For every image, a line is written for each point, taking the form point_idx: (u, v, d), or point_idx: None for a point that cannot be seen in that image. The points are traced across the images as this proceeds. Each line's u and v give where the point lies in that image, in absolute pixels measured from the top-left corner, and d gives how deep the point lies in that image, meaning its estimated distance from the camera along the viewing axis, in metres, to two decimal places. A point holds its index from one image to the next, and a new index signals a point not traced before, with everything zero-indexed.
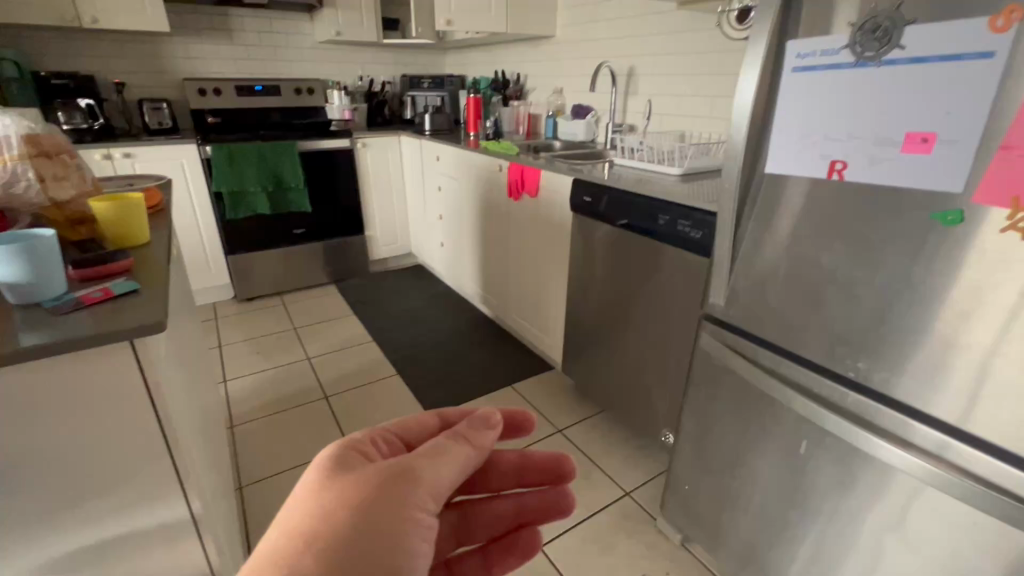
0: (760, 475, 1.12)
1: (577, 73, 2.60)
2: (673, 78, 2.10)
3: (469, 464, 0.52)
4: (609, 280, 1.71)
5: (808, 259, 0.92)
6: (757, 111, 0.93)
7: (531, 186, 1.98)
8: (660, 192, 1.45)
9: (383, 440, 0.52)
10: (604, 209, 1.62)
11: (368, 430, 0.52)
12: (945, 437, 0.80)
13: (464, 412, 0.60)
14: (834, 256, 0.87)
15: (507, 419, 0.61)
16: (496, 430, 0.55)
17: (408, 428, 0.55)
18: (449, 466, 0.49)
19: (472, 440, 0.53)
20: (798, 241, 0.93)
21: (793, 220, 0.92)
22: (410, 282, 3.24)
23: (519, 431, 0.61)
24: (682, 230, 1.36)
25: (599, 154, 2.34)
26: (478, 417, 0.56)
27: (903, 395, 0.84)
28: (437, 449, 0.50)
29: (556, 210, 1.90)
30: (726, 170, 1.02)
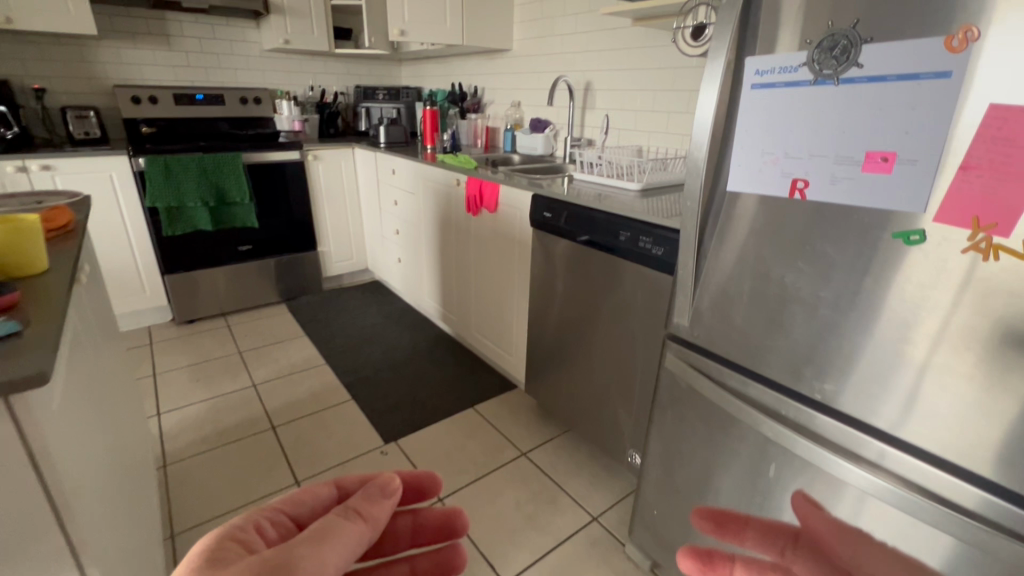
0: (722, 493, 1.09)
1: (534, 87, 2.58)
2: (630, 94, 2.11)
3: (365, 539, 0.52)
4: (570, 298, 1.67)
5: (765, 277, 0.91)
6: (718, 127, 0.91)
7: (490, 202, 1.93)
8: (621, 208, 1.42)
9: (270, 523, 0.51)
10: (565, 225, 1.58)
11: (250, 514, 0.50)
12: (882, 446, 0.81)
13: (362, 478, 0.60)
14: (798, 276, 0.86)
15: (409, 482, 0.62)
16: (392, 497, 0.56)
17: (299, 504, 0.54)
18: (338, 545, 0.48)
19: (367, 514, 0.53)
20: (755, 259, 0.91)
21: (748, 239, 0.91)
22: (367, 299, 3.11)
23: (419, 493, 0.62)
24: (645, 247, 1.33)
25: (557, 169, 2.32)
26: (375, 485, 0.56)
27: (852, 407, 0.84)
28: (325, 530, 0.49)
29: (515, 226, 1.85)
30: (687, 187, 0.99)
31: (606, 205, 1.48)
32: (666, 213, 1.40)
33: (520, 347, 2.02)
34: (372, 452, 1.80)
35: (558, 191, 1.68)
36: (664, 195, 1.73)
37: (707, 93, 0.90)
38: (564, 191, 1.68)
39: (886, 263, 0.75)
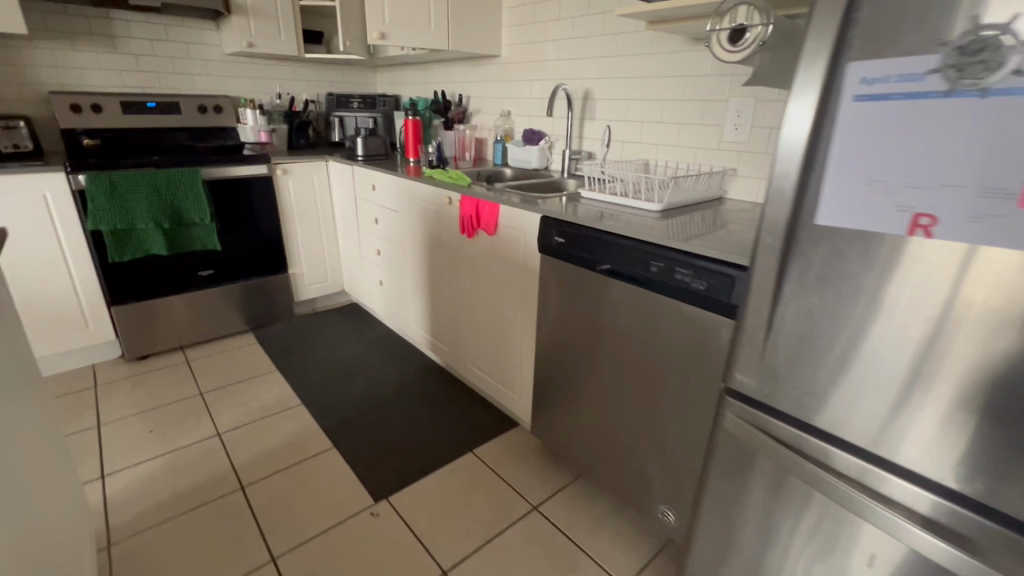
0: (741, 535, 1.02)
1: (527, 95, 2.40)
2: (635, 104, 1.96)
3: None
4: (587, 333, 1.49)
5: (844, 325, 0.77)
6: (812, 145, 0.74)
7: (488, 224, 1.73)
8: (651, 234, 1.25)
9: None
10: (581, 253, 1.40)
11: None
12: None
13: None
14: (916, 336, 0.70)
15: None
16: None
17: None
18: None
19: None
20: (836, 304, 0.76)
21: (825, 278, 0.77)
22: (344, 324, 2.85)
23: None
24: (684, 281, 1.16)
25: (556, 184, 2.14)
26: None
27: (923, 470, 0.74)
28: None
29: (519, 250, 1.65)
30: (761, 217, 0.83)
31: (631, 230, 1.30)
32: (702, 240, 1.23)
33: (526, 383, 1.82)
34: (362, 513, 1.57)
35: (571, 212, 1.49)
36: (684, 216, 1.57)
37: (797, 105, 0.73)
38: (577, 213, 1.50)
39: (1005, 324, 0.62)
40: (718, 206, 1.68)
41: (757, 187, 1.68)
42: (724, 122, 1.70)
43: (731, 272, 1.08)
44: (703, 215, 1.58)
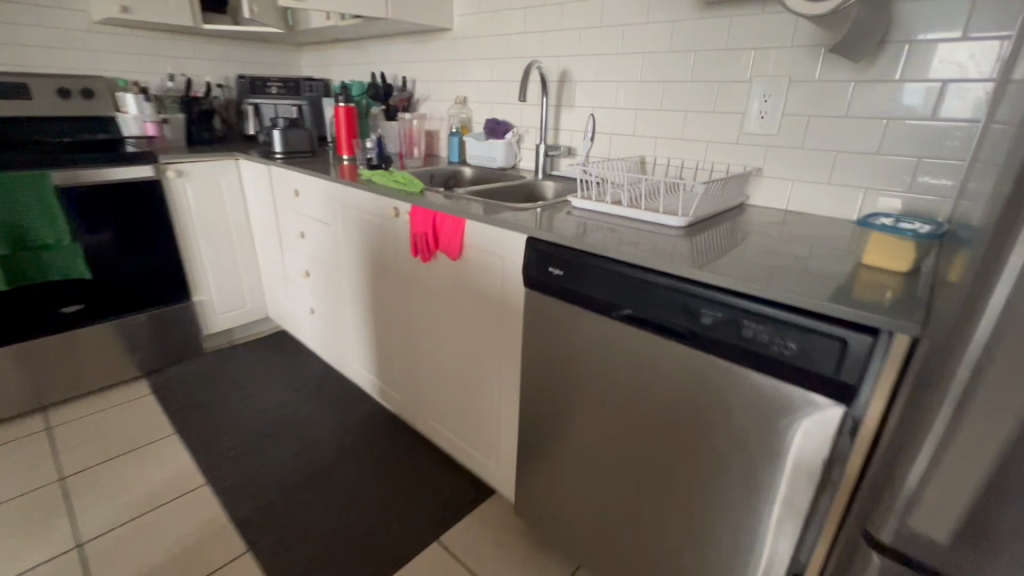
0: None
1: (486, 78, 1.97)
2: (626, 87, 1.58)
3: None
4: (594, 395, 1.09)
5: None
6: None
7: (451, 245, 1.29)
8: (701, 269, 0.86)
9: None
10: (588, 291, 1.00)
11: None
12: None
13: None
14: None
15: None
16: None
17: None
18: None
19: None
20: None
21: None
22: (269, 360, 2.32)
23: None
24: (761, 342, 0.78)
25: (529, 186, 1.74)
26: None
27: None
28: None
29: (495, 282, 1.23)
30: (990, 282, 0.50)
31: (665, 260, 0.91)
32: (769, 274, 0.86)
33: (508, 448, 1.40)
34: None
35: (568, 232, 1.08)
36: (711, 229, 1.20)
37: None
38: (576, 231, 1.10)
39: None
40: (741, 215, 1.34)
41: (786, 190, 1.35)
42: (746, 108, 1.36)
43: (841, 333, 0.71)
44: (733, 229, 1.22)
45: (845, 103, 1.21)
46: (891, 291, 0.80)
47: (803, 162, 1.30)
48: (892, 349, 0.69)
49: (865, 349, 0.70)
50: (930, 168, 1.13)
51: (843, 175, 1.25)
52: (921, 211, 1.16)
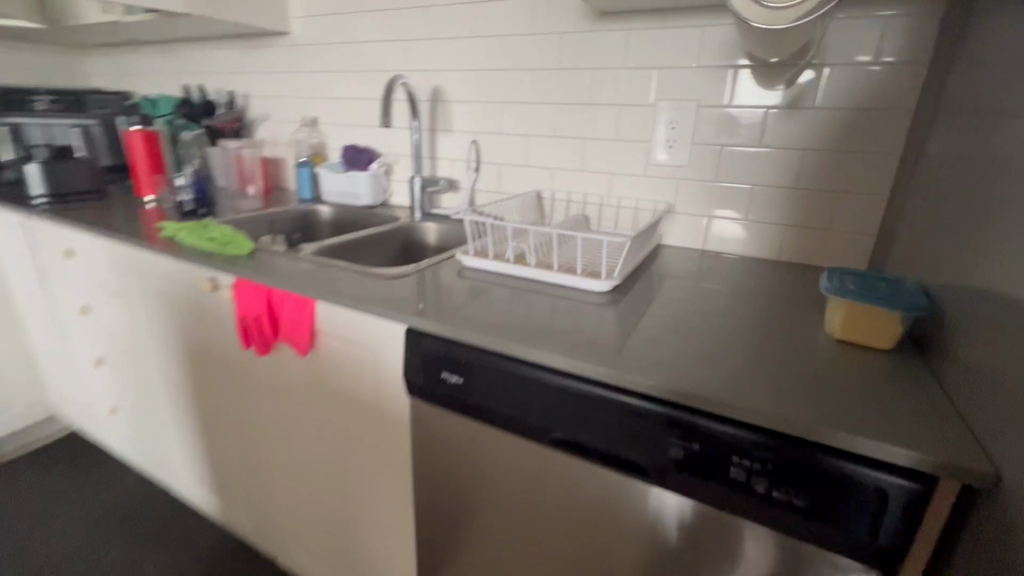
0: None
1: (339, 95, 1.59)
2: (513, 110, 1.33)
3: None
4: (519, 539, 0.79)
5: None
6: None
7: (297, 336, 0.91)
8: (659, 377, 0.61)
9: None
10: (508, 409, 0.71)
11: None
12: None
13: None
14: None
15: None
16: None
17: None
18: None
19: None
20: None
21: None
22: (56, 480, 1.65)
23: None
24: (755, 486, 0.55)
25: (406, 230, 1.40)
26: None
27: None
28: None
29: (364, 385, 0.88)
30: None
31: (607, 363, 0.65)
32: (743, 372, 0.64)
33: None
34: None
35: (467, 318, 0.78)
36: (636, 286, 0.99)
37: None
38: (477, 315, 0.80)
39: None
40: (658, 260, 1.15)
41: (700, 227, 1.20)
42: (652, 135, 1.19)
43: (866, 475, 0.51)
44: (659, 283, 1.02)
45: (758, 133, 1.08)
46: (887, 384, 0.63)
47: (718, 196, 1.16)
48: (936, 495, 0.50)
49: (901, 498, 0.50)
50: (849, 204, 1.04)
51: (759, 212, 1.13)
52: (841, 250, 1.08)
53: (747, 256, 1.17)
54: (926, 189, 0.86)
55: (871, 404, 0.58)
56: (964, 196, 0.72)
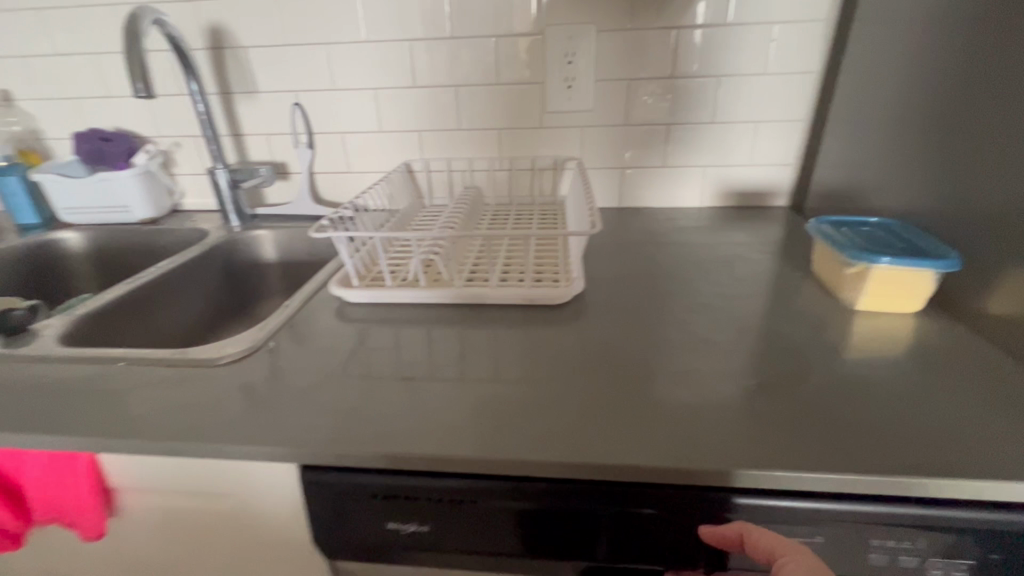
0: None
1: (42, 49, 0.98)
2: (347, 53, 0.94)
3: None
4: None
5: None
6: None
7: (69, 512, 0.50)
8: (760, 455, 0.41)
9: None
10: (526, 545, 0.46)
11: None
12: None
13: None
14: None
15: None
16: None
17: None
18: None
19: None
20: None
21: None
22: None
23: None
24: (906, 568, 0.41)
25: (223, 247, 0.96)
26: None
27: None
28: None
29: (234, 550, 0.53)
30: None
31: (673, 448, 0.42)
32: (832, 402, 0.47)
33: None
34: None
35: (410, 416, 0.47)
36: (588, 279, 0.77)
37: None
38: (422, 401, 0.49)
39: None
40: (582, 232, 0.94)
41: (614, 182, 1.01)
42: (546, 75, 0.93)
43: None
44: (607, 267, 0.81)
45: (670, 60, 0.90)
46: (961, 370, 0.52)
47: (631, 144, 0.97)
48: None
49: None
50: (770, 137, 0.95)
51: (678, 156, 0.98)
52: (763, 186, 0.99)
53: (669, 206, 1.03)
54: (873, 116, 0.78)
55: (975, 406, 0.47)
56: (955, 121, 0.63)
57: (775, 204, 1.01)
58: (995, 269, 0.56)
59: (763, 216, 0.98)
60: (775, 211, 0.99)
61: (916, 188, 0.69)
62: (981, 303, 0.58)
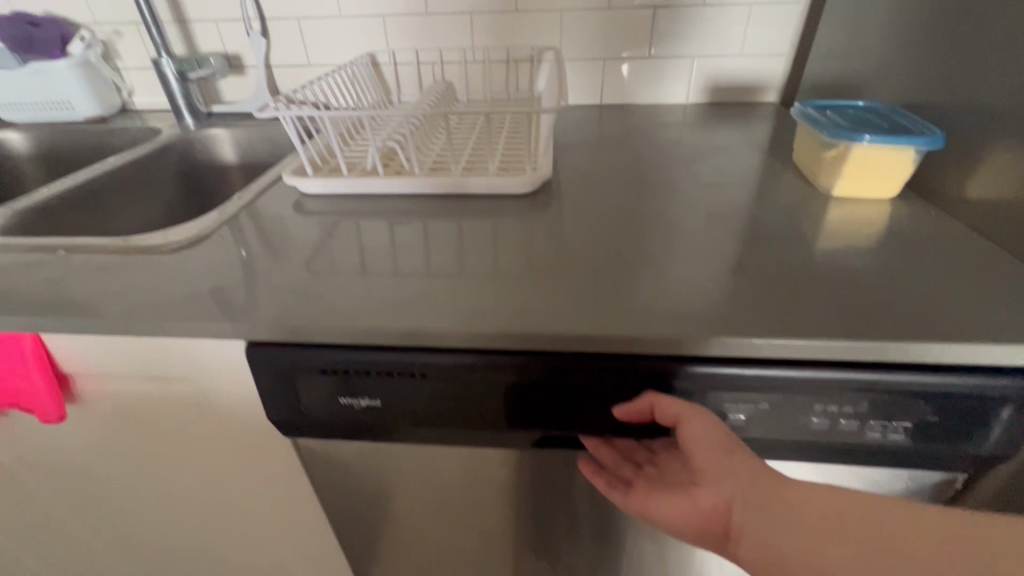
0: None
1: None
2: None
3: None
4: (506, 553, 0.60)
5: None
6: None
7: (25, 397, 0.50)
8: (707, 325, 0.41)
9: None
10: (477, 419, 0.46)
11: None
12: None
13: None
14: None
15: None
16: None
17: None
18: None
19: None
20: None
21: None
22: None
23: None
24: (845, 432, 0.42)
25: (178, 146, 0.90)
26: None
27: None
28: None
29: (199, 432, 0.53)
30: None
31: (623, 321, 0.42)
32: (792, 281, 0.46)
33: None
34: None
35: (361, 298, 0.46)
36: (560, 174, 0.73)
37: None
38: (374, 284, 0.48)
39: None
40: (559, 129, 0.89)
41: (596, 76, 0.94)
42: None
43: (983, 388, 0.40)
44: (582, 163, 0.77)
45: None
46: (928, 251, 0.51)
47: (614, 30, 0.90)
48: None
49: (1009, 396, 0.39)
50: (763, 22, 0.87)
51: (664, 45, 0.90)
52: (754, 80, 0.93)
53: (653, 103, 0.97)
54: None
55: (934, 281, 0.46)
56: None
57: (765, 101, 0.95)
58: (978, 151, 0.54)
59: (750, 113, 0.92)
60: (764, 108, 0.94)
61: (908, 70, 0.64)
62: (960, 188, 0.56)
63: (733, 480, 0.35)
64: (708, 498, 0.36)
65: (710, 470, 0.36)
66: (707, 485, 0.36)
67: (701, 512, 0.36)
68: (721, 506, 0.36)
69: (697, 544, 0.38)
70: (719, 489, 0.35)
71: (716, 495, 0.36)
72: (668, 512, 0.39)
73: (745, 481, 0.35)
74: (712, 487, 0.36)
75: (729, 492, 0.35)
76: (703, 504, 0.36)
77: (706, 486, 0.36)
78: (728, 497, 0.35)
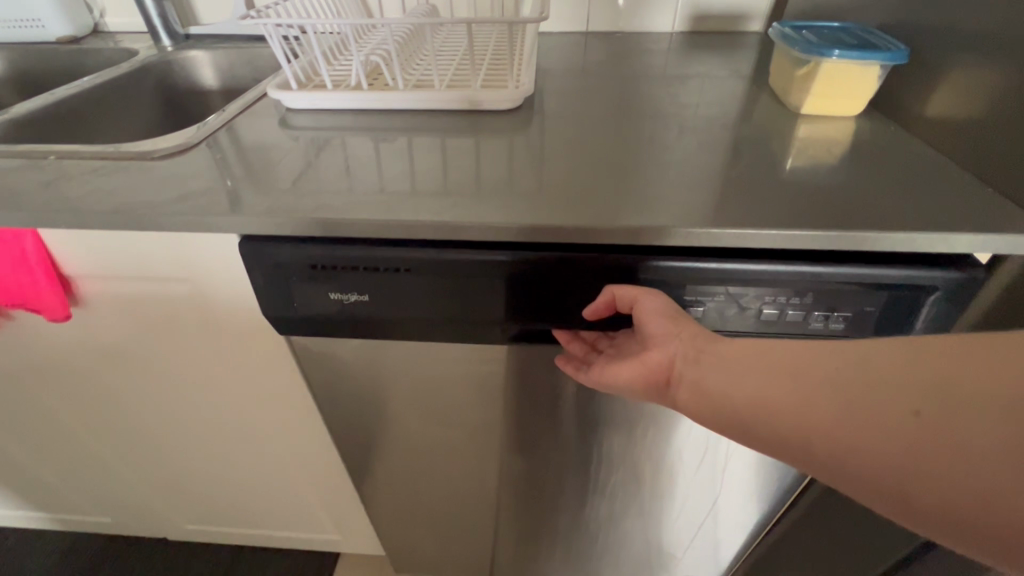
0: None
1: None
2: None
3: None
4: (488, 445, 0.67)
5: None
6: None
7: (29, 297, 0.53)
8: (670, 221, 0.45)
9: None
10: (457, 314, 0.50)
11: None
12: None
13: None
14: None
15: None
16: None
17: None
18: None
19: None
20: None
21: None
22: None
23: None
24: (792, 322, 0.47)
25: (157, 68, 0.88)
26: None
27: None
28: None
29: (199, 332, 0.57)
30: None
31: (593, 217, 0.46)
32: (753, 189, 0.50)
33: (356, 522, 0.91)
34: None
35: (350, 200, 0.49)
36: (542, 96, 0.74)
37: None
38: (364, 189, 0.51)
39: None
40: (544, 54, 0.89)
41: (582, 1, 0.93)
42: None
43: (916, 278, 0.44)
44: (565, 85, 0.78)
45: None
46: (881, 161, 0.54)
47: None
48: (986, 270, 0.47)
49: (937, 284, 0.45)
50: None
51: None
52: (739, 6, 0.93)
53: (638, 31, 0.96)
54: None
55: (881, 186, 0.50)
56: None
57: (750, 29, 0.95)
58: (936, 69, 0.57)
59: (735, 41, 0.93)
60: (747, 37, 0.94)
61: None
62: (917, 106, 0.59)
63: (676, 341, 0.42)
64: (654, 357, 0.43)
65: (657, 333, 0.43)
66: (654, 345, 0.43)
67: (648, 368, 0.43)
68: (664, 362, 0.42)
69: (644, 394, 0.45)
70: (663, 348, 0.42)
71: (660, 354, 0.42)
72: (621, 373, 0.46)
73: (686, 341, 0.41)
74: (658, 348, 0.42)
75: (671, 350, 0.42)
76: (650, 361, 0.43)
77: (652, 347, 0.43)
78: (670, 355, 0.42)
